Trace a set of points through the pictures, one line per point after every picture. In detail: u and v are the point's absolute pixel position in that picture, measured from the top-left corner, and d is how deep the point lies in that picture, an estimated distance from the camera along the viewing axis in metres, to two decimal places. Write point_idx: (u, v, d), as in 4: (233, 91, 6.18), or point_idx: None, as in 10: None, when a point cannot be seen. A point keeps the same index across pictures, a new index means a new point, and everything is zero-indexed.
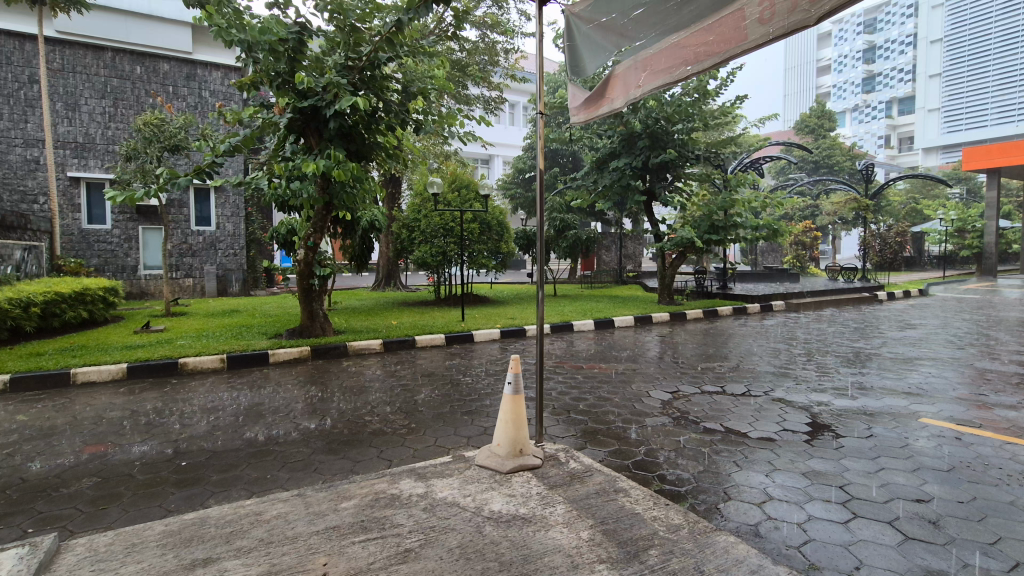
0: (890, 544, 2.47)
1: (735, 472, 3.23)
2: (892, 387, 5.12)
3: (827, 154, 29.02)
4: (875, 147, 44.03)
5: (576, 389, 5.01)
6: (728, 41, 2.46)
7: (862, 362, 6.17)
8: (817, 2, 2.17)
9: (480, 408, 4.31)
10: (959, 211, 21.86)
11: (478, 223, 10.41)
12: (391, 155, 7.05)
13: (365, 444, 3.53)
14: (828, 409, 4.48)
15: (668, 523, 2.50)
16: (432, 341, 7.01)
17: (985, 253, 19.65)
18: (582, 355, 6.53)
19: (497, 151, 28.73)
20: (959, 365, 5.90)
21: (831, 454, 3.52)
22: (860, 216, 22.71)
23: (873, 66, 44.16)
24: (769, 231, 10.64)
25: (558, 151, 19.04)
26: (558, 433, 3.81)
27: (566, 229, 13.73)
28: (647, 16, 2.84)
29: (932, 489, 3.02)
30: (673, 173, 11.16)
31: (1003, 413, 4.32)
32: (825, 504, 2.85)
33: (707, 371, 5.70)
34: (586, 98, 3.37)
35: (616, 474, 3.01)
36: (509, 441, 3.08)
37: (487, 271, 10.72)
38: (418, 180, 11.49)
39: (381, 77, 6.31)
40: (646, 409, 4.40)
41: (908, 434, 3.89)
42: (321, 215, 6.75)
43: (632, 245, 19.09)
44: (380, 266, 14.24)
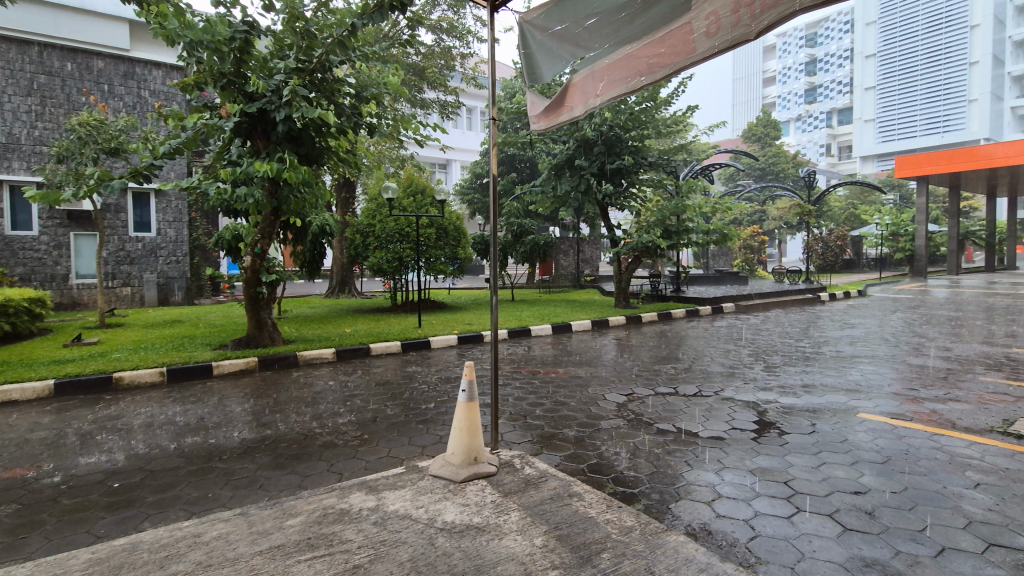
0: (830, 536, 2.57)
1: (687, 472, 3.30)
2: (832, 384, 5.38)
3: (772, 161, 30.39)
4: (817, 155, 46.37)
5: (533, 394, 5.03)
6: (678, 54, 2.53)
7: (806, 361, 6.44)
8: (757, 17, 2.24)
9: (436, 415, 4.26)
10: (893, 216, 23.23)
11: (435, 227, 10.32)
12: (344, 159, 6.90)
13: (315, 457, 3.42)
14: (773, 407, 4.67)
15: (621, 525, 2.53)
16: (387, 348, 6.89)
17: (916, 255, 20.94)
18: (540, 359, 6.55)
19: (454, 155, 28.73)
20: (893, 362, 6.25)
21: (776, 451, 3.66)
22: (803, 221, 23.84)
23: (814, 78, 46.54)
24: (720, 236, 11.02)
25: (515, 156, 19.18)
26: (514, 439, 3.81)
27: (524, 233, 13.79)
28: (600, 26, 2.88)
29: (869, 481, 3.18)
30: (628, 179, 11.45)
31: (932, 406, 4.59)
32: (771, 500, 2.95)
33: (660, 373, 5.83)
34: (544, 106, 3.39)
35: (570, 478, 3.03)
36: (464, 449, 3.04)
37: (444, 276, 10.63)
38: (373, 185, 11.31)
39: (334, 80, 6.18)
40: (602, 413, 4.45)
41: (847, 429, 4.09)
42: (270, 221, 6.54)
43: (590, 249, 19.41)
44: (334, 272, 13.92)
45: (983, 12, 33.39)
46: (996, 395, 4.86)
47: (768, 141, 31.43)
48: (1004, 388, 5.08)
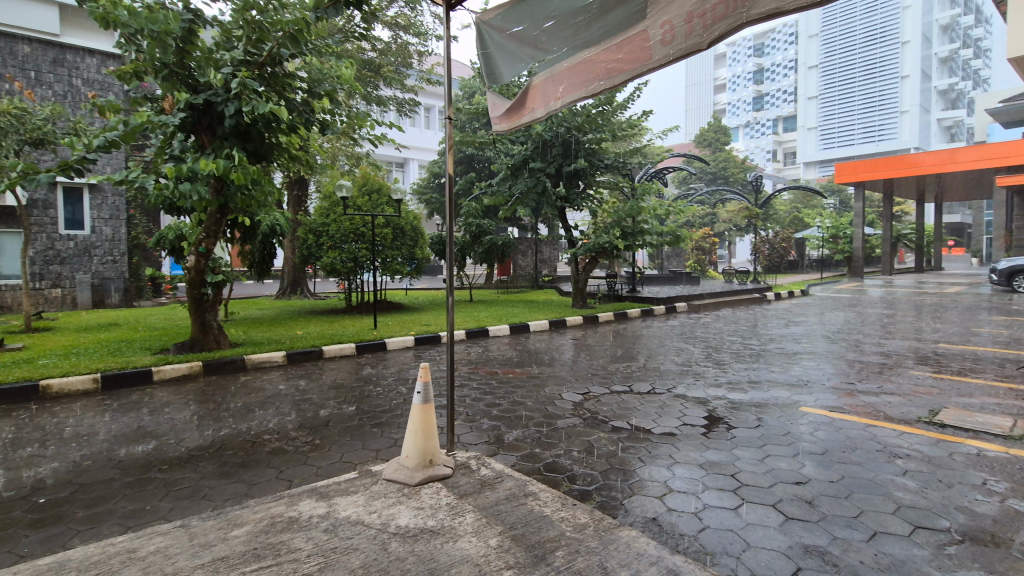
0: (773, 526, 2.69)
1: (641, 468, 3.37)
2: (777, 380, 5.61)
3: (723, 166, 31.56)
4: (764, 160, 48.38)
5: (491, 394, 5.02)
6: (634, 60, 2.59)
7: (753, 358, 6.71)
8: (709, 27, 2.32)
9: (391, 418, 4.19)
10: (833, 219, 24.52)
11: (391, 227, 10.14)
12: (295, 156, 6.68)
13: (263, 465, 3.30)
14: (722, 403, 4.83)
15: (575, 522, 2.56)
16: (340, 350, 6.73)
17: (854, 257, 22.17)
18: (497, 360, 6.55)
19: (411, 154, 28.41)
20: (833, 358, 6.59)
21: (724, 445, 3.79)
22: (750, 224, 24.85)
23: (761, 86, 48.54)
24: (673, 237, 11.34)
25: (473, 156, 19.14)
26: (471, 440, 3.79)
27: (482, 234, 13.76)
28: (558, 29, 2.90)
29: (809, 471, 3.34)
30: (585, 181, 11.62)
31: (866, 399, 4.87)
32: (719, 493, 3.05)
33: (615, 372, 5.94)
34: (505, 107, 3.37)
35: (526, 478, 3.04)
36: (418, 452, 3.00)
37: (401, 276, 10.46)
38: (327, 183, 11.04)
39: (284, 74, 5.98)
40: (558, 412, 4.49)
41: (791, 423, 4.28)
42: (215, 219, 6.27)
43: (547, 250, 19.58)
44: (285, 273, 13.48)
45: (913, 31, 37.67)
46: (923, 388, 5.21)
47: (718, 146, 32.60)
48: (930, 381, 5.43)
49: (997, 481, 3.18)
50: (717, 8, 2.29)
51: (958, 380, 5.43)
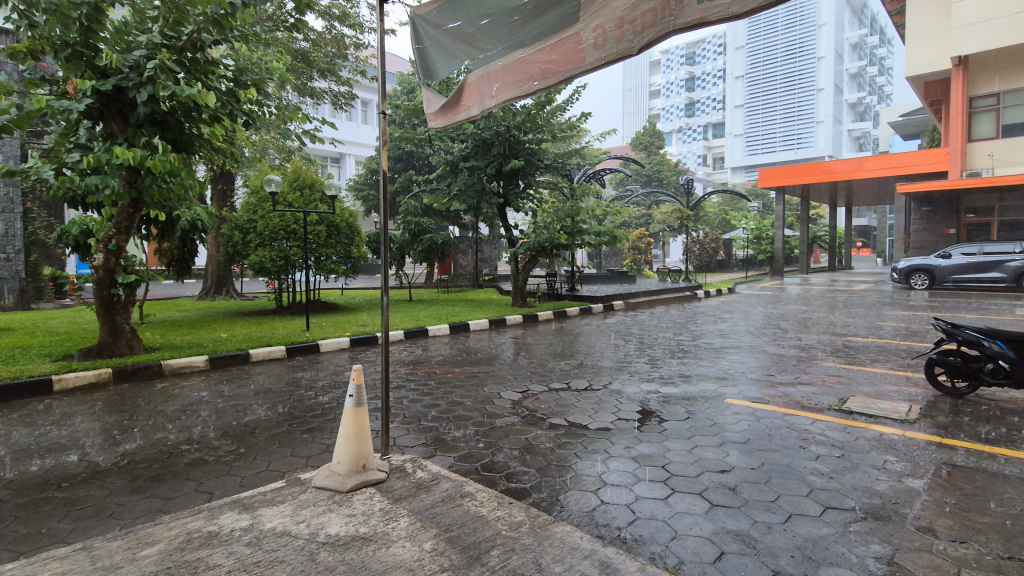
0: (700, 513, 2.81)
1: (578, 463, 3.43)
2: (706, 374, 5.89)
3: (657, 169, 32.82)
4: (695, 165, 50.69)
5: (429, 395, 4.95)
6: (568, 62, 2.62)
7: (684, 353, 7.01)
8: (639, 34, 2.38)
9: (323, 423, 4.03)
10: (757, 222, 26.08)
11: (325, 225, 9.77)
12: (218, 148, 6.27)
13: (180, 478, 3.08)
14: (655, 397, 5.01)
15: (510, 521, 2.56)
16: (269, 354, 6.42)
17: (775, 257, 23.63)
18: (436, 360, 6.47)
19: (347, 150, 27.64)
20: (756, 352, 7.00)
21: (656, 437, 3.93)
22: (682, 225, 25.99)
23: (693, 93, 50.73)
24: (610, 238, 11.61)
25: (413, 154, 18.84)
26: (407, 442, 3.72)
27: (421, 233, 13.55)
28: (493, 28, 2.89)
29: (732, 459, 3.53)
30: (525, 181, 11.69)
31: (785, 390, 5.21)
32: (650, 484, 3.15)
33: (554, 370, 6.03)
34: (440, 103, 3.32)
35: (463, 478, 3.01)
36: (350, 458, 2.91)
37: (336, 276, 10.15)
38: (255, 178, 10.50)
39: (207, 61, 5.61)
40: (497, 411, 4.49)
41: (718, 414, 4.50)
42: (127, 214, 5.80)
43: (488, 249, 19.60)
44: (209, 272, 12.72)
45: (827, 47, 40.95)
46: (834, 378, 5.64)
47: (653, 150, 33.81)
48: (841, 372, 5.89)
49: (895, 461, 3.48)
50: (646, 15, 2.35)
51: (864, 370, 5.92)
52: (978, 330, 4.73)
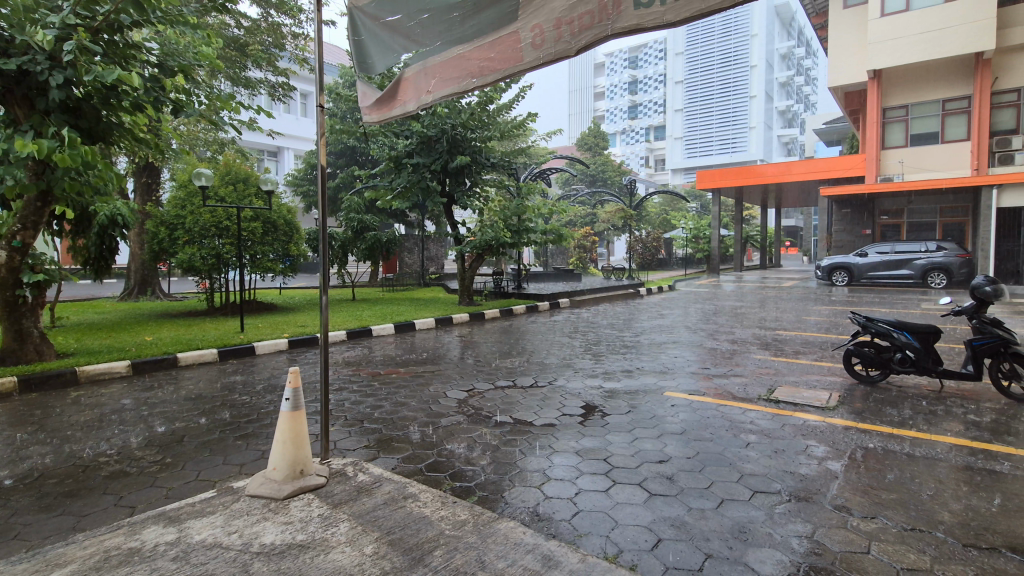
0: (640, 503, 2.91)
1: (523, 460, 3.47)
2: (647, 369, 6.09)
3: (601, 169, 33.57)
4: (638, 166, 52.18)
5: (371, 396, 4.84)
6: (507, 60, 2.63)
7: (627, 349, 7.21)
8: (577, 35, 2.41)
9: (258, 429, 3.86)
10: (695, 222, 27.23)
11: (261, 221, 9.35)
12: (140, 139, 5.83)
13: (98, 492, 2.87)
14: (599, 392, 5.13)
15: (454, 520, 2.56)
16: (200, 357, 6.08)
17: (711, 255, 24.70)
18: (380, 360, 6.34)
19: (285, 143, 26.60)
20: (693, 346, 7.30)
21: (598, 431, 4.03)
22: (625, 224, 26.72)
23: (636, 96, 52.06)
24: (556, 236, 11.75)
25: (355, 149, 18.34)
26: (349, 446, 3.62)
27: (364, 230, 13.21)
28: (432, 22, 2.86)
29: (670, 450, 3.67)
30: (471, 179, 11.61)
31: (720, 382, 5.46)
32: (592, 477, 3.23)
33: (500, 368, 6.04)
34: (376, 97, 3.25)
35: (406, 480, 2.97)
36: (287, 463, 2.81)
37: (274, 275, 9.76)
38: (182, 170, 9.88)
39: (128, 45, 5.23)
40: (441, 410, 4.46)
41: (657, 407, 4.66)
42: (34, 208, 5.34)
43: (434, 248, 19.37)
44: (131, 271, 11.90)
45: (759, 57, 43.27)
46: (764, 369, 5.97)
47: (597, 151, 34.56)
48: (770, 363, 6.25)
49: (817, 446, 3.73)
50: (584, 18, 2.38)
51: (790, 362, 6.31)
52: (889, 323, 5.16)
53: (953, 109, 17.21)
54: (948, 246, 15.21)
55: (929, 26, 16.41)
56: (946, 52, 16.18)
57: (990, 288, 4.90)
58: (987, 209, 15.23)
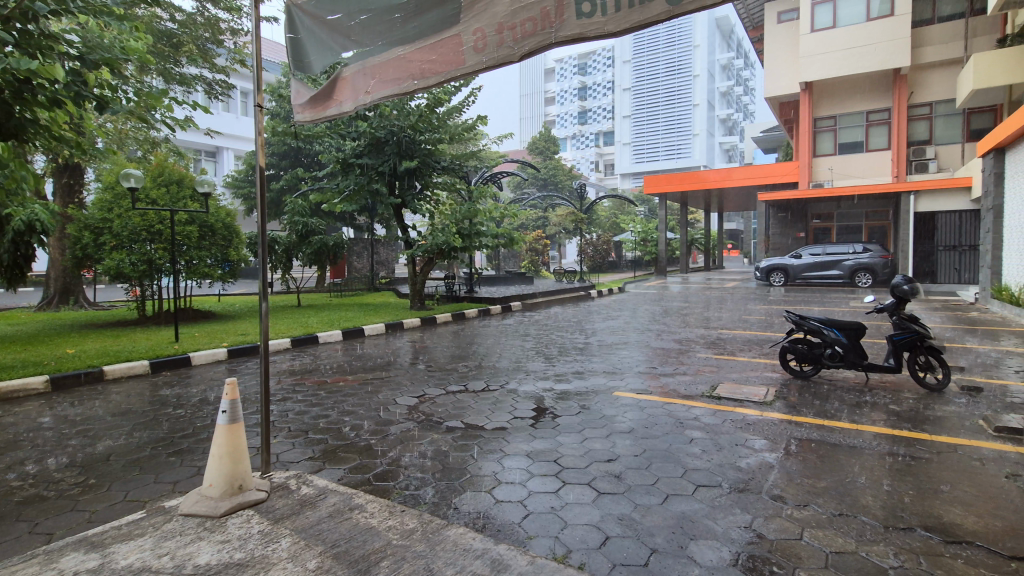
0: (588, 502, 2.95)
1: (474, 464, 3.45)
2: (597, 369, 6.21)
3: (552, 173, 34.02)
4: (588, 170, 53.14)
5: (318, 405, 4.69)
6: (448, 63, 2.63)
7: (578, 351, 7.32)
8: (519, 41, 2.43)
9: (194, 444, 3.66)
10: (642, 225, 28.04)
11: (197, 225, 8.92)
12: (61, 136, 5.39)
13: (10, 520, 2.64)
14: (550, 394, 5.18)
15: (402, 529, 2.51)
16: (129, 371, 5.70)
17: (659, 257, 25.46)
18: (327, 368, 6.15)
19: (224, 143, 25.51)
20: (641, 347, 7.50)
21: (549, 433, 4.07)
22: (576, 228, 27.19)
23: (585, 102, 52.97)
24: (507, 239, 11.81)
25: (300, 150, 17.79)
26: (292, 458, 3.50)
27: (310, 233, 12.81)
28: (373, 23, 2.84)
29: (618, 449, 3.75)
30: (421, 182, 11.51)
31: (666, 381, 5.63)
32: (542, 479, 3.25)
33: (452, 372, 6.00)
34: (311, 96, 3.17)
35: (352, 491, 2.89)
36: (224, 479, 2.68)
37: (212, 281, 9.34)
38: (108, 171, 9.26)
39: (45, 35, 4.83)
40: (391, 418, 4.37)
41: (607, 407, 4.76)
42: None
43: (385, 251, 19.01)
44: (51, 278, 11.07)
45: (701, 67, 45.24)
46: (708, 367, 6.21)
47: (548, 155, 35.01)
48: (713, 361, 6.50)
49: (756, 439, 3.91)
50: (526, 24, 2.40)
51: (732, 360, 6.59)
52: (820, 320, 5.47)
53: (876, 121, 18.50)
54: (873, 248, 16.34)
55: (853, 42, 17.61)
56: (868, 67, 17.42)
57: (907, 287, 5.28)
58: (906, 214, 16.47)
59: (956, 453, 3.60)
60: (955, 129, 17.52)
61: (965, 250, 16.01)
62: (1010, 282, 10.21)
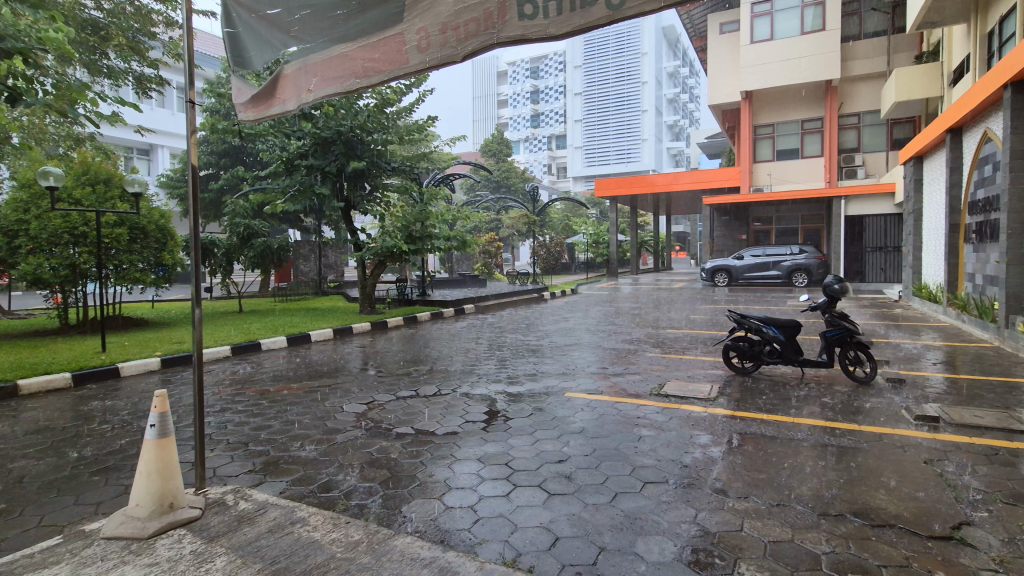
0: (539, 504, 2.95)
1: (424, 471, 3.40)
2: (550, 371, 6.25)
3: (505, 175, 34.15)
4: (541, 173, 53.60)
5: (259, 416, 4.50)
6: (392, 63, 2.58)
7: (531, 353, 7.35)
8: (462, 42, 2.41)
9: (121, 461, 3.43)
10: (594, 228, 28.57)
11: (127, 227, 8.39)
12: None
13: None
14: (503, 397, 5.18)
15: (346, 541, 2.44)
16: (49, 384, 5.28)
17: (610, 258, 26.00)
18: (271, 377, 5.91)
19: (159, 140, 24.17)
20: (593, 348, 7.61)
21: (500, 436, 4.06)
22: (529, 230, 27.41)
23: (538, 105, 53.46)
24: (459, 242, 11.73)
25: (242, 149, 17.08)
26: (231, 471, 3.33)
27: (253, 236, 12.32)
28: (314, 20, 2.75)
29: (569, 449, 3.79)
30: (371, 183, 11.28)
31: (616, 380, 5.74)
32: (494, 482, 3.23)
33: (403, 377, 5.90)
34: (251, 94, 3.04)
35: (294, 504, 2.78)
36: (153, 498, 2.52)
37: (144, 286, 8.82)
38: (23, 168, 8.56)
39: None
40: (338, 426, 4.25)
41: (559, 408, 4.79)
42: None
43: (333, 254, 18.50)
44: None
45: (649, 74, 46.62)
46: (656, 366, 6.37)
47: (501, 158, 35.09)
48: (662, 360, 6.68)
49: (701, 435, 4.04)
50: (468, 25, 2.38)
51: (679, 358, 6.79)
52: (759, 318, 5.69)
53: (810, 129, 19.60)
54: (808, 249, 17.28)
55: (789, 55, 18.58)
56: (803, 79, 18.43)
57: (838, 286, 5.59)
58: (838, 217, 17.50)
59: (882, 441, 3.84)
60: (880, 139, 18.79)
61: (890, 251, 17.18)
62: (928, 281, 11.11)
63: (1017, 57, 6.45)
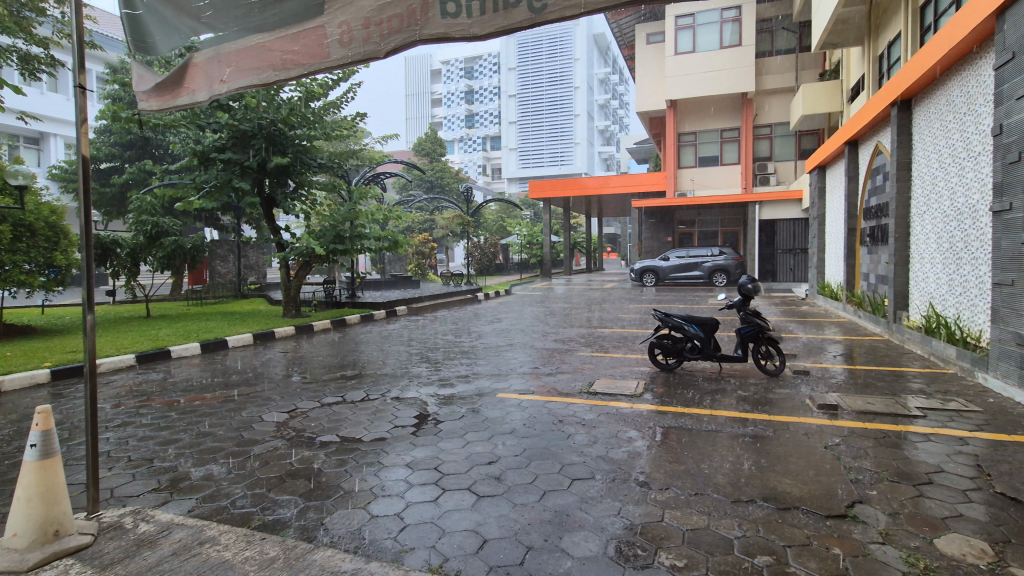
0: (468, 507, 2.93)
1: (349, 479, 3.28)
2: (482, 372, 6.23)
3: (439, 175, 33.77)
4: (476, 175, 52.58)
5: (167, 429, 4.17)
6: (313, 56, 2.47)
7: (463, 354, 7.30)
8: (385, 38, 2.34)
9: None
10: (528, 229, 28.87)
11: (10, 224, 7.52)
12: None
13: None
14: (435, 399, 5.11)
15: (261, 558, 2.31)
16: None
17: (543, 258, 26.40)
18: (182, 386, 5.50)
19: (48, 128, 21.81)
20: (526, 348, 7.66)
21: (430, 440, 4.00)
22: (463, 232, 27.25)
23: (472, 105, 53.34)
24: (391, 241, 11.45)
25: (149, 140, 15.77)
26: (131, 492, 3.06)
27: (161, 235, 11.45)
28: (227, 7, 2.59)
29: (500, 450, 3.79)
30: (296, 180, 10.80)
31: (548, 380, 5.81)
32: (422, 488, 3.18)
33: (330, 383, 5.67)
34: (155, 82, 2.82)
35: (203, 523, 2.60)
36: (35, 525, 2.27)
37: (31, 291, 7.97)
38: None
39: None
40: (256, 437, 4.02)
41: (492, 409, 4.78)
42: None
43: (254, 255, 17.49)
44: None
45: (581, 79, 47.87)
46: (586, 365, 6.52)
47: (435, 157, 34.66)
48: (592, 359, 6.85)
49: (627, 430, 4.18)
50: (392, 21, 2.32)
51: (608, 356, 6.98)
52: (681, 316, 5.95)
53: (728, 138, 20.87)
54: (727, 250, 18.37)
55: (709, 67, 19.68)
56: (721, 90, 19.57)
57: (751, 285, 5.97)
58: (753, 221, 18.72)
59: (789, 430, 4.14)
60: (790, 149, 20.32)
61: (798, 252, 18.60)
62: (831, 280, 12.13)
63: (902, 78, 7.18)
